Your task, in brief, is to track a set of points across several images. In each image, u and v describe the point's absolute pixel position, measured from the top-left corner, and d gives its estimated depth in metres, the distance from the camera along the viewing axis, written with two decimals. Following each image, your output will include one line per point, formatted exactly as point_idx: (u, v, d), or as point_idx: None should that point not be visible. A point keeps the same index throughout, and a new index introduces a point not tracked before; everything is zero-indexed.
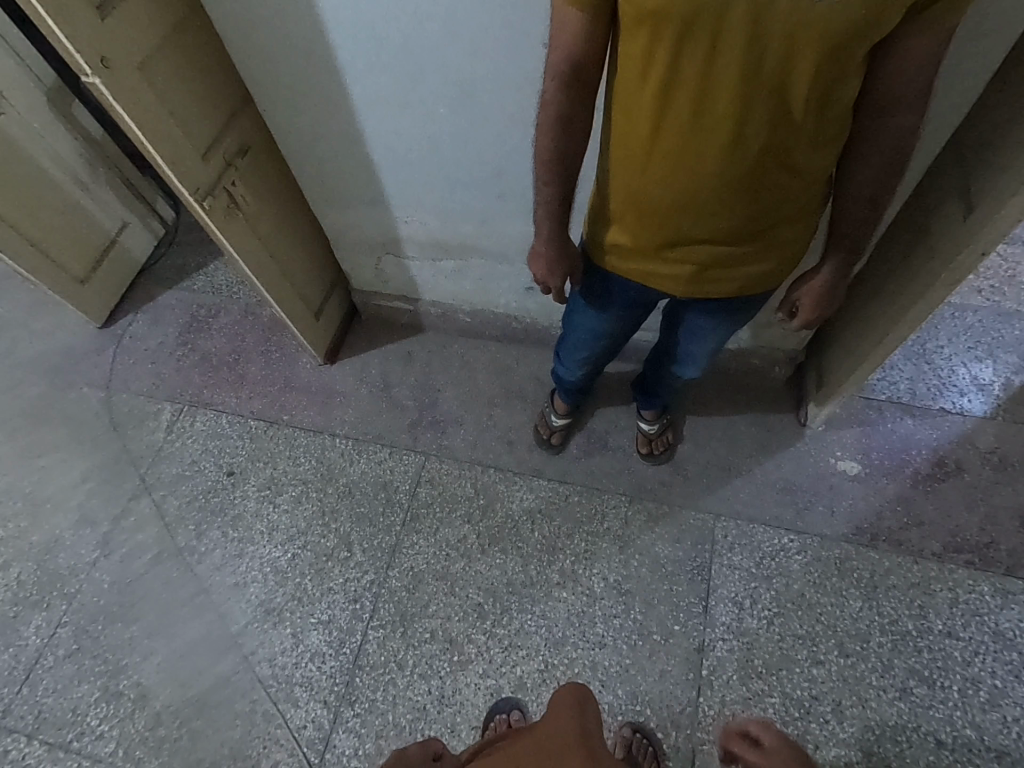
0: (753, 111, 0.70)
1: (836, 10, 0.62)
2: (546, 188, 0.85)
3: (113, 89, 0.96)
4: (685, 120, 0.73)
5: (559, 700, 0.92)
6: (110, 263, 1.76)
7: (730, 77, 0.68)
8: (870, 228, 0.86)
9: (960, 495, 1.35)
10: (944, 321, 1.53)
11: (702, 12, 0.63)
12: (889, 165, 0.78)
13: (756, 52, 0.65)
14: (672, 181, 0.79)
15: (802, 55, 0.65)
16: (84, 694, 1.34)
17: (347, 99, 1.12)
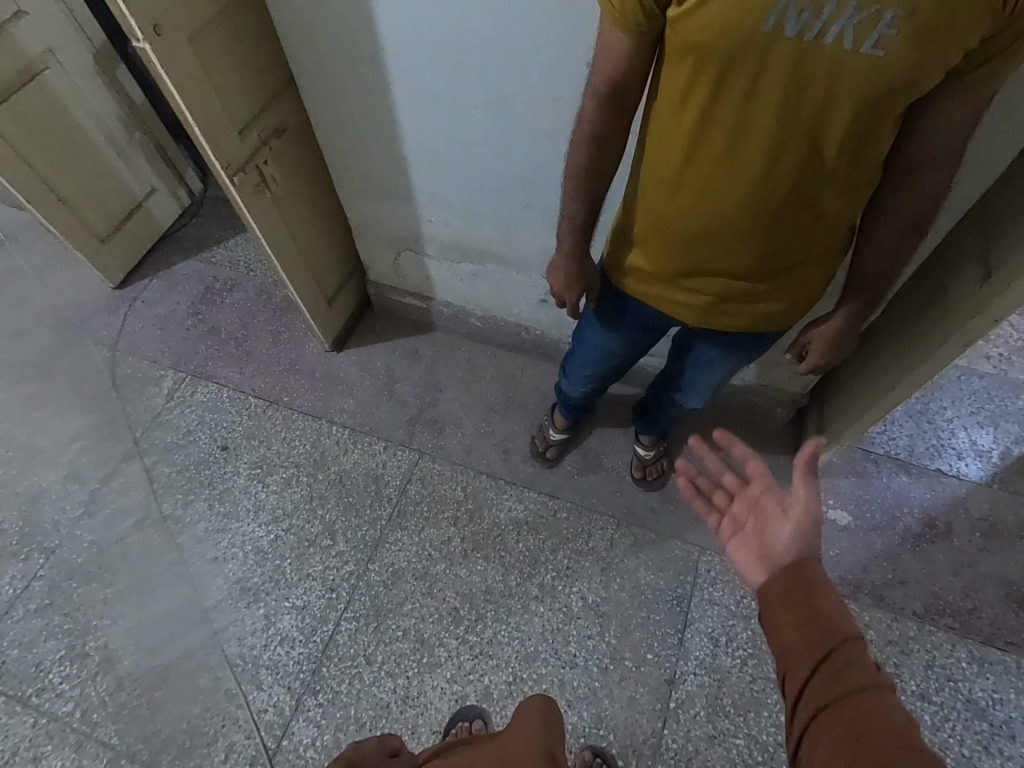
0: (785, 153, 0.71)
1: (880, 64, 0.62)
2: (575, 203, 0.87)
3: (161, 57, 0.98)
4: (718, 153, 0.74)
5: (528, 710, 0.91)
6: (133, 226, 1.77)
7: (767, 117, 0.69)
8: (888, 280, 0.87)
9: (947, 558, 1.35)
10: (949, 383, 1.54)
11: (746, 51, 0.64)
12: (913, 221, 0.79)
13: (796, 96, 0.66)
14: (699, 211, 0.81)
15: (840, 104, 0.66)
16: (49, 650, 1.34)
17: (388, 95, 1.14)
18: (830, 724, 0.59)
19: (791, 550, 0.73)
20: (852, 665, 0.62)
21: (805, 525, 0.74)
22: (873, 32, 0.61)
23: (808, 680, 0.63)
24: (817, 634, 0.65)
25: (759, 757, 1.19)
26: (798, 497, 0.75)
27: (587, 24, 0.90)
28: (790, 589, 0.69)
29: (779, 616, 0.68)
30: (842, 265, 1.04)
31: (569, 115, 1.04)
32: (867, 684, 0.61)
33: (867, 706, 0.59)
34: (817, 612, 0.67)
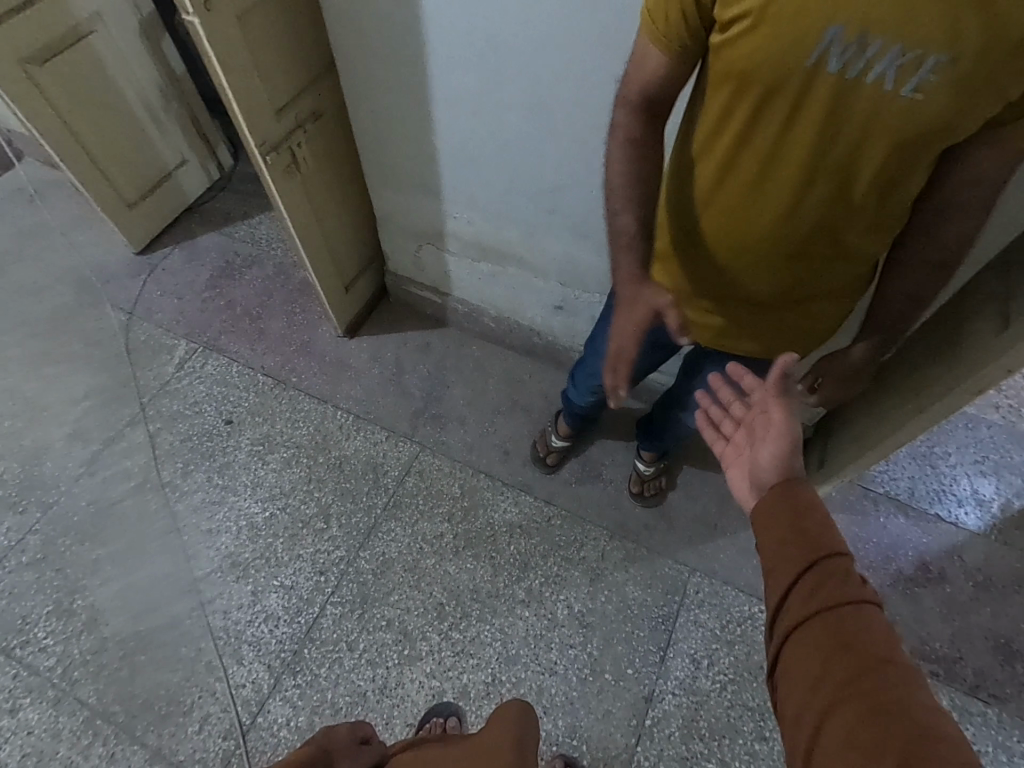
0: (816, 185, 0.72)
1: (918, 107, 0.63)
2: (622, 215, 0.84)
3: (208, 31, 0.99)
4: (749, 179, 0.74)
5: (504, 712, 0.91)
6: (161, 195, 1.79)
7: (801, 148, 0.69)
8: (906, 321, 0.87)
9: (937, 604, 1.34)
10: (956, 430, 1.53)
11: (787, 81, 0.65)
12: (938, 264, 0.80)
13: (832, 130, 0.67)
14: (726, 234, 0.81)
15: (876, 142, 0.66)
16: (38, 604, 1.35)
17: (426, 89, 1.15)
18: (807, 653, 0.54)
19: (776, 468, 0.68)
20: (839, 589, 0.56)
21: (788, 440, 0.70)
22: (914, 75, 0.61)
23: (789, 603, 0.58)
24: (802, 557, 0.59)
25: None
26: (777, 413, 0.73)
27: (630, 37, 0.90)
28: (778, 509, 0.63)
29: (764, 538, 0.63)
30: (863, 300, 1.04)
31: (603, 125, 1.04)
32: (854, 610, 0.55)
33: (850, 633, 0.54)
34: (804, 531, 0.61)
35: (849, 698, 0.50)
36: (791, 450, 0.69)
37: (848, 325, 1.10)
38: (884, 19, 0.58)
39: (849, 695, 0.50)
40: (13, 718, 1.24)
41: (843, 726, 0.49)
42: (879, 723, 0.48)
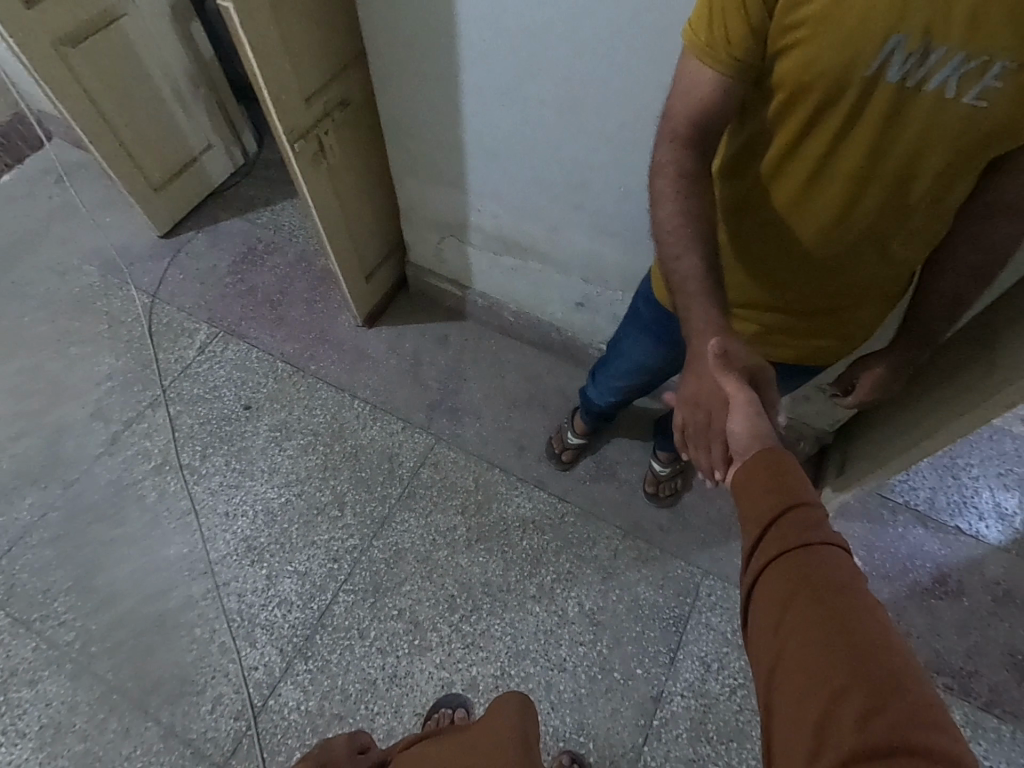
0: (866, 197, 0.71)
1: (980, 114, 0.62)
2: (685, 258, 0.71)
3: (242, 17, 0.99)
4: (796, 188, 0.73)
5: (502, 705, 0.90)
6: (186, 179, 1.79)
7: (854, 158, 0.68)
8: (945, 328, 0.86)
9: (954, 617, 1.33)
10: (980, 441, 1.50)
11: (843, 91, 0.63)
12: (982, 270, 0.78)
13: (887, 141, 0.66)
14: (770, 242, 0.80)
15: (933, 152, 0.65)
16: (57, 580, 1.37)
17: (456, 81, 1.14)
18: (773, 588, 0.52)
19: (747, 436, 0.64)
20: (809, 528, 0.53)
21: (756, 405, 0.66)
22: (978, 83, 0.60)
23: (758, 543, 0.55)
24: (771, 498, 0.56)
25: None
26: (730, 385, 0.67)
27: (666, 33, 0.89)
28: (751, 461, 0.60)
29: (736, 487, 0.60)
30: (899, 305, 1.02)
31: (635, 122, 1.03)
32: (824, 548, 0.52)
33: (817, 568, 0.51)
34: (774, 476, 0.58)
35: (811, 629, 0.48)
36: (762, 416, 0.65)
37: (882, 331, 1.07)
38: (949, 28, 0.57)
39: (811, 625, 0.48)
40: (32, 690, 1.26)
41: (803, 656, 0.47)
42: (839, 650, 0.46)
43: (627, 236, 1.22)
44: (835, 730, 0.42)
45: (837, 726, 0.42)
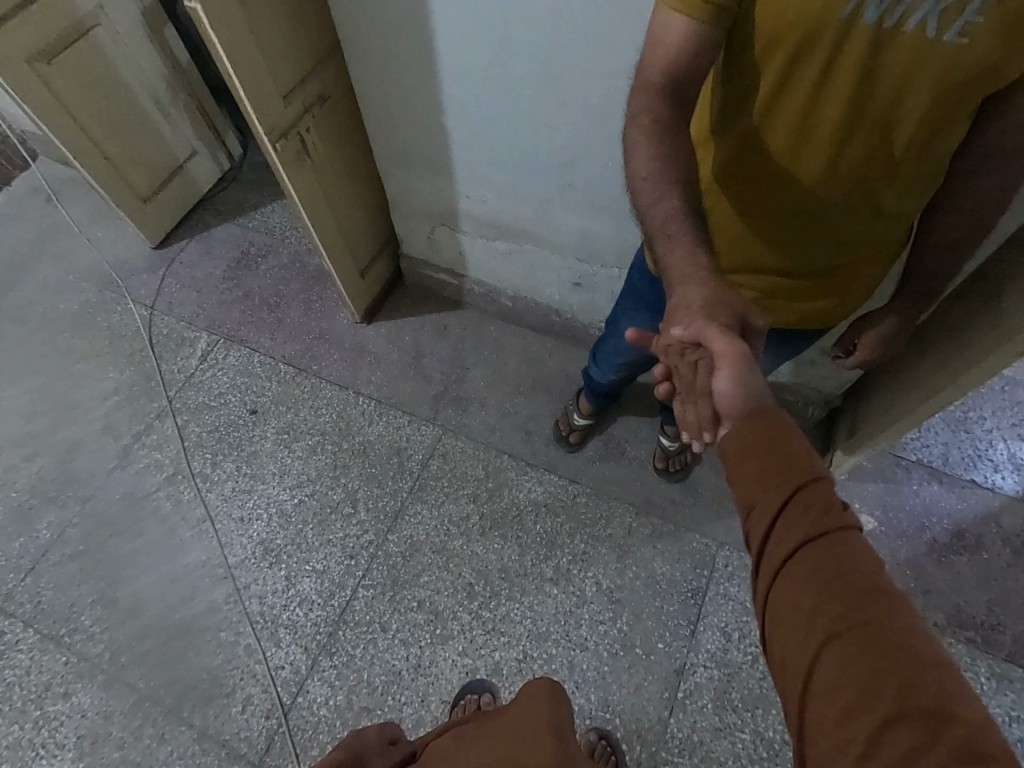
0: (852, 145, 0.69)
1: (963, 51, 0.60)
2: (663, 202, 0.70)
3: (211, 17, 0.97)
4: (781, 142, 0.72)
5: (532, 690, 0.88)
6: (173, 187, 1.79)
7: (836, 106, 0.66)
8: (945, 277, 0.85)
9: (974, 571, 1.32)
10: (992, 393, 1.48)
11: (821, 36, 0.62)
12: (979, 215, 0.77)
13: (869, 85, 0.64)
14: (757, 201, 0.79)
15: (917, 94, 0.63)
16: (82, 594, 1.40)
17: (433, 66, 1.12)
18: (794, 588, 0.50)
19: (736, 399, 0.62)
20: (827, 519, 0.52)
21: (745, 365, 0.63)
22: (959, 17, 0.58)
23: (772, 537, 0.53)
24: (782, 487, 0.54)
25: (764, 753, 1.19)
26: (719, 344, 0.64)
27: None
28: (754, 440, 0.58)
29: (737, 471, 0.58)
30: (900, 259, 1.00)
31: (619, 93, 1.00)
32: (844, 539, 0.51)
33: (839, 563, 0.50)
34: (782, 460, 0.55)
35: (842, 634, 0.46)
36: (750, 376, 0.63)
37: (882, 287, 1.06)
38: None
39: (842, 630, 0.46)
40: (67, 702, 1.29)
41: (838, 666, 0.45)
42: (877, 658, 0.44)
43: (618, 211, 1.21)
44: (884, 749, 0.41)
45: (885, 745, 0.41)
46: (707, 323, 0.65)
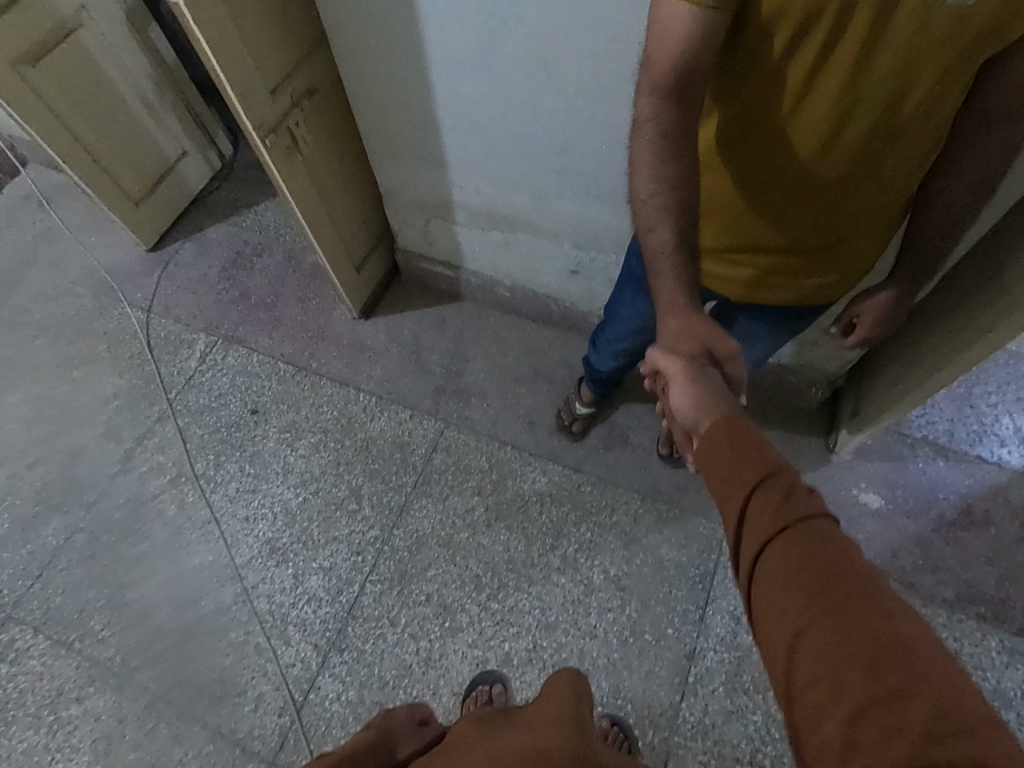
0: (853, 122, 0.69)
1: (966, 14, 0.60)
2: (658, 229, 0.69)
3: (194, 13, 0.96)
4: (779, 123, 0.71)
5: (557, 683, 0.90)
6: (165, 188, 1.77)
7: (838, 80, 0.65)
8: (948, 246, 0.85)
9: (982, 546, 1.31)
10: (996, 368, 1.47)
11: (821, 10, 0.61)
12: (982, 181, 0.77)
13: (869, 59, 0.63)
14: (755, 183, 0.79)
15: (920, 61, 0.63)
16: (91, 599, 1.40)
17: (421, 55, 1.10)
18: (768, 580, 0.52)
19: (691, 412, 0.67)
20: (791, 507, 0.54)
21: (695, 380, 0.69)
22: None
23: (743, 532, 0.55)
24: (747, 479, 0.56)
25: (776, 734, 1.19)
26: (667, 363, 0.71)
27: None
28: (716, 441, 0.61)
29: (706, 473, 0.60)
30: (897, 234, 1.00)
31: (610, 75, 0.99)
32: (810, 526, 0.53)
33: (807, 550, 0.52)
34: (744, 455, 0.58)
35: (816, 619, 0.48)
36: (702, 387, 0.68)
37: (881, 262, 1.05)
38: None
39: (817, 615, 0.48)
40: (80, 706, 1.29)
41: (816, 652, 0.47)
42: (850, 639, 0.46)
43: (614, 197, 1.19)
44: (868, 725, 0.42)
45: (866, 722, 0.43)
46: (657, 345, 0.73)
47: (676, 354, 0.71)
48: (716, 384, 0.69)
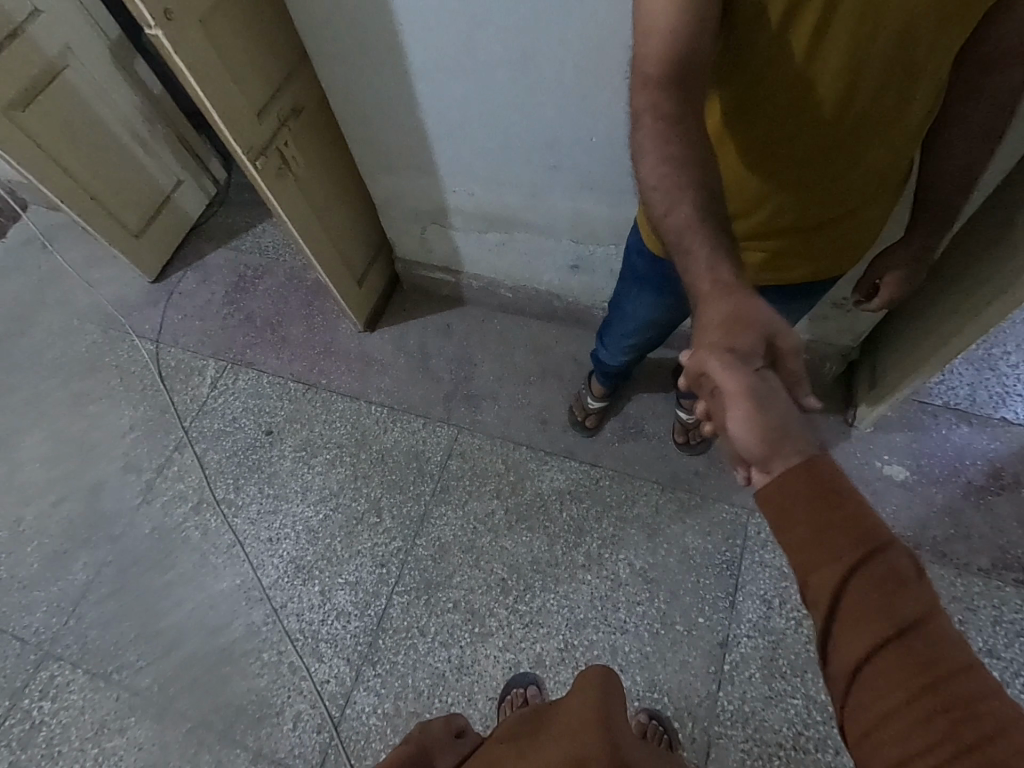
0: (858, 89, 0.68)
1: None
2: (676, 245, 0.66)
3: (175, 43, 0.96)
4: (782, 98, 0.70)
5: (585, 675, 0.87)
6: (163, 219, 1.79)
7: (839, 53, 0.65)
8: (960, 198, 0.85)
9: (1015, 510, 1.29)
10: (1014, 327, 1.44)
11: None
12: (988, 131, 0.78)
13: (869, 29, 0.63)
14: (762, 166, 0.77)
15: (920, 26, 0.63)
16: (124, 630, 1.41)
17: (404, 64, 1.09)
18: (881, 685, 0.46)
19: (755, 441, 0.57)
20: (905, 600, 0.48)
21: (755, 400, 0.58)
22: None
23: (838, 617, 0.49)
24: (848, 558, 0.49)
25: (818, 716, 1.17)
26: (723, 379, 0.59)
27: None
28: (799, 490, 0.53)
29: (789, 526, 0.53)
30: (908, 189, 0.97)
31: (595, 65, 0.98)
32: (928, 622, 0.47)
33: (926, 652, 0.46)
34: (838, 521, 0.51)
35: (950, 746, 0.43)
36: (767, 409, 0.57)
37: (894, 219, 1.03)
38: None
39: (944, 739, 0.43)
40: (123, 737, 1.31)
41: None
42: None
43: (609, 188, 1.18)
44: None
45: None
46: (710, 352, 0.60)
47: (730, 367, 0.58)
48: (777, 401, 0.58)
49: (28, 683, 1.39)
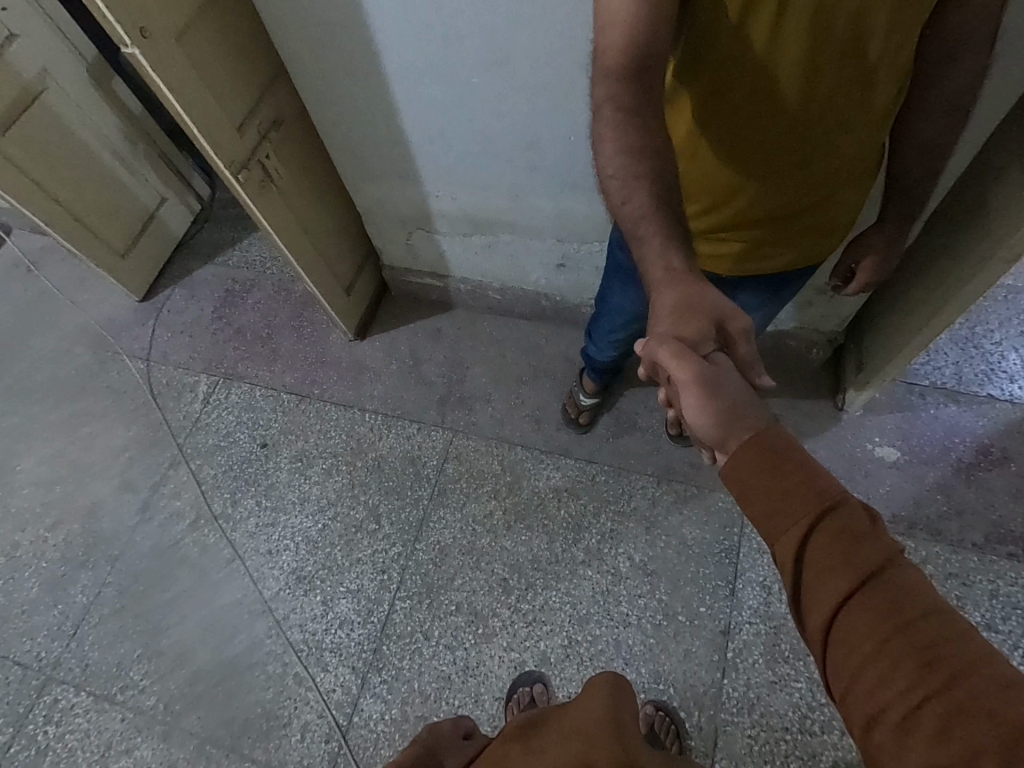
0: (818, 81, 0.70)
1: None
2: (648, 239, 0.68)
3: (152, 60, 0.96)
4: (744, 94, 0.72)
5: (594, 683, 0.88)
6: (148, 237, 1.79)
7: (795, 48, 0.67)
8: (931, 180, 0.87)
9: (1006, 484, 1.30)
10: (995, 306, 1.47)
11: None
12: (952, 116, 0.80)
13: (824, 23, 0.65)
14: (731, 158, 0.79)
15: (874, 18, 0.65)
16: (127, 650, 1.41)
17: (381, 71, 1.10)
18: (849, 636, 0.48)
19: (710, 420, 0.61)
20: (861, 551, 0.50)
21: (703, 383, 0.63)
22: None
23: (803, 580, 0.51)
24: (804, 523, 0.51)
25: (821, 699, 1.18)
26: (673, 367, 0.64)
27: None
28: (752, 463, 0.55)
29: (748, 504, 0.55)
30: (880, 171, 0.99)
31: (569, 65, 0.99)
32: (888, 572, 0.49)
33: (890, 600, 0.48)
34: (793, 487, 0.53)
35: (921, 696, 0.44)
36: (716, 391, 0.62)
37: (869, 202, 1.04)
38: None
39: (912, 683, 0.45)
40: (129, 758, 1.30)
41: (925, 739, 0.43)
42: (962, 725, 0.42)
43: (589, 186, 1.20)
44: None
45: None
46: (658, 343, 0.66)
47: (678, 356, 0.64)
48: (725, 382, 0.64)
49: (32, 708, 1.38)
